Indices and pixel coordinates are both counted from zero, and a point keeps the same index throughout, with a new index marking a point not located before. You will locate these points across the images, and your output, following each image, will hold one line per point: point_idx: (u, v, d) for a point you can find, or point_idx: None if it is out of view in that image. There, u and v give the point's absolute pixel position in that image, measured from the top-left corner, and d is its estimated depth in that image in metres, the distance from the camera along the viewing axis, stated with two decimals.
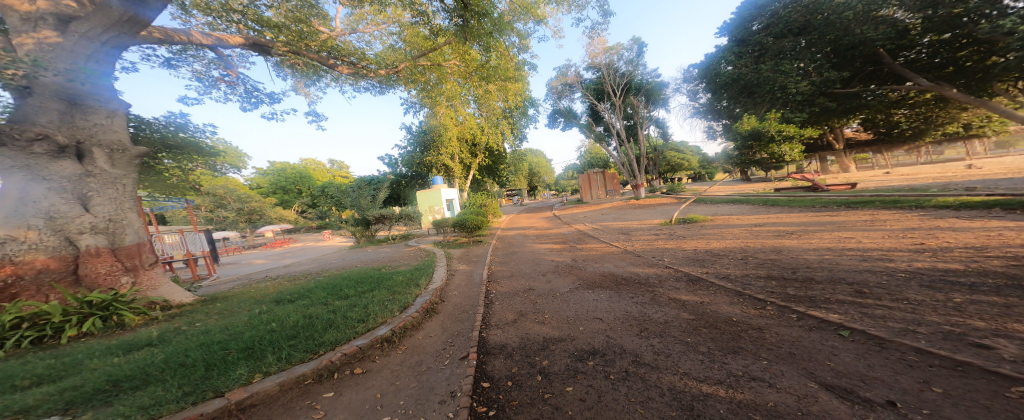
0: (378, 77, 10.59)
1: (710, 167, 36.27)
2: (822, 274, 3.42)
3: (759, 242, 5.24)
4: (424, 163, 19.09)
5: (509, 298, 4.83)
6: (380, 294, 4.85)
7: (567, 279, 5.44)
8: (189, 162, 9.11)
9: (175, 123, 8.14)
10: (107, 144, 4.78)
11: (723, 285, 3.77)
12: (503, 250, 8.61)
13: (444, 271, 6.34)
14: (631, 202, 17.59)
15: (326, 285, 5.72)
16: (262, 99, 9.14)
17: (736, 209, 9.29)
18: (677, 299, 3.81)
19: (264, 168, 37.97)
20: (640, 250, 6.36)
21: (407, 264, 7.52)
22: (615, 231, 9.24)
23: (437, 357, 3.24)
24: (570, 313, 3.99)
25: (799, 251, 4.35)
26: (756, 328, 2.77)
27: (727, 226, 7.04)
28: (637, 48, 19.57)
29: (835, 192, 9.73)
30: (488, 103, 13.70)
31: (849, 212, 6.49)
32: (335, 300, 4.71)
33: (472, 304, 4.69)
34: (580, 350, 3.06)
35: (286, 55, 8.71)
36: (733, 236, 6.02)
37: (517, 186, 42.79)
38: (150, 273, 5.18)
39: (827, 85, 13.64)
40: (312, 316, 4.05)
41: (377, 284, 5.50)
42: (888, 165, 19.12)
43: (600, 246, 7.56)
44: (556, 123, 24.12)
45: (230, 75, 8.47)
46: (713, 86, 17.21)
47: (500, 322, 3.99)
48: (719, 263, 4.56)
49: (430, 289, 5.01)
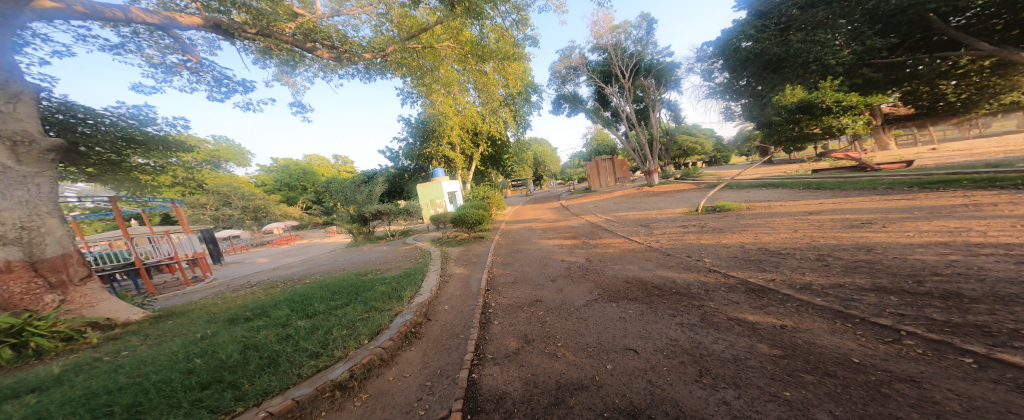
0: (363, 61, 9.59)
1: (725, 150, 34.60)
2: (972, 288, 2.31)
3: (827, 235, 4.11)
4: (424, 155, 18.17)
5: (510, 316, 3.84)
6: (352, 312, 3.90)
7: (582, 286, 4.43)
8: (159, 158, 8.17)
9: (128, 115, 7.12)
10: (8, 134, 3.89)
11: (808, 301, 2.69)
12: (507, 248, 7.58)
13: (435, 278, 5.37)
14: (645, 190, 16.43)
15: (295, 296, 4.82)
16: (233, 87, 8.32)
17: (772, 194, 8.07)
18: (742, 319, 2.76)
19: (269, 165, 37.56)
20: (669, 247, 5.25)
21: (397, 267, 6.58)
22: (634, 222, 8.15)
23: (406, 416, 2.25)
24: (590, 343, 2.96)
25: (902, 250, 3.20)
26: (907, 380, 1.70)
27: (773, 215, 5.86)
28: (647, 24, 17.90)
29: (889, 171, 8.40)
30: (488, 89, 12.71)
31: (929, 196, 5.27)
32: (296, 319, 3.75)
33: (464, 325, 3.69)
34: (614, 411, 2.03)
35: (255, 38, 7.90)
36: (786, 227, 4.88)
37: (523, 176, 41.77)
38: (84, 289, 4.16)
39: (870, 54, 11.99)
40: (257, 341, 3.11)
41: (354, 296, 4.53)
42: (934, 141, 17.14)
43: (618, 242, 6.46)
44: (561, 110, 22.70)
45: (193, 62, 7.70)
46: (732, 63, 15.73)
47: (497, 355, 3.00)
48: (786, 265, 3.47)
49: (413, 305, 4.03)
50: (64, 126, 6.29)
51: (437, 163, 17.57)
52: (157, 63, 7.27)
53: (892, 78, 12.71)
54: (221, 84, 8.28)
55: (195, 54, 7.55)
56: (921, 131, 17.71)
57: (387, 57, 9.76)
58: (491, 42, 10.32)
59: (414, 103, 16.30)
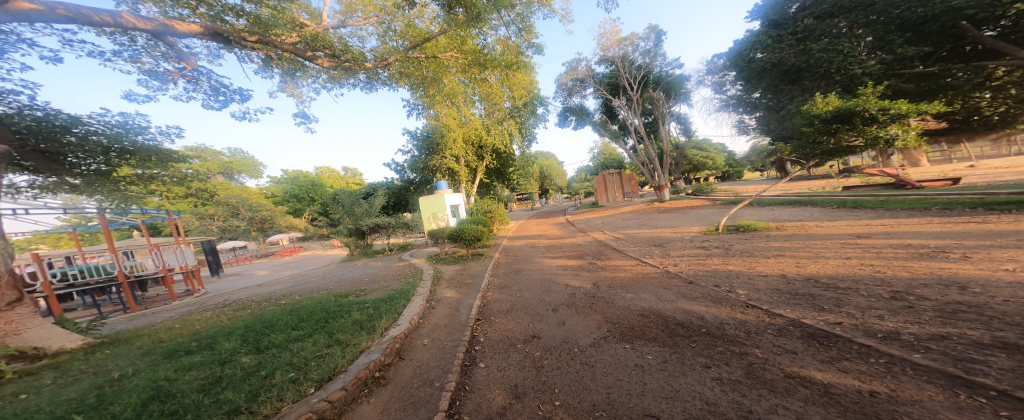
0: (365, 71, 9.25)
1: (737, 165, 33.69)
2: None
3: (892, 266, 3.36)
4: (429, 167, 17.78)
5: (502, 358, 3.14)
6: (310, 348, 3.25)
7: (589, 319, 3.72)
8: (152, 171, 7.57)
9: (114, 124, 6.40)
10: None
11: (904, 358, 1.97)
12: (506, 268, 6.88)
13: (420, 303, 4.69)
14: (655, 205, 15.66)
15: (256, 323, 4.20)
16: (231, 96, 7.84)
17: (802, 212, 7.33)
18: (807, 377, 2.03)
19: (279, 177, 37.96)
20: (691, 273, 4.52)
21: (383, 288, 5.95)
22: (647, 241, 7.43)
23: None
24: (598, 405, 2.23)
25: (1013, 291, 2.47)
26: None
27: (811, 237, 5.11)
28: (655, 36, 17.61)
29: (932, 190, 7.58)
30: (493, 100, 12.37)
31: (1004, 219, 4.49)
32: (242, 356, 3.11)
33: (442, 369, 3.00)
34: None
35: (256, 48, 7.51)
36: (834, 252, 4.14)
37: (530, 189, 41.24)
38: (11, 314, 3.62)
39: (900, 63, 11.20)
40: (175, 388, 2.47)
41: (320, 326, 3.90)
42: (971, 158, 15.85)
43: (629, 263, 5.75)
44: (568, 122, 22.34)
45: (189, 69, 7.14)
46: (747, 74, 15.25)
47: (475, 417, 2.29)
48: (851, 304, 2.73)
49: (384, 341, 3.36)
50: (44, 135, 5.59)
51: (442, 175, 17.08)
52: (149, 72, 6.64)
53: (925, 90, 11.40)
54: (218, 92, 7.77)
55: (191, 62, 7.00)
56: (954, 149, 16.57)
57: (390, 67, 9.30)
58: (495, 52, 10.00)
59: (419, 114, 16.13)
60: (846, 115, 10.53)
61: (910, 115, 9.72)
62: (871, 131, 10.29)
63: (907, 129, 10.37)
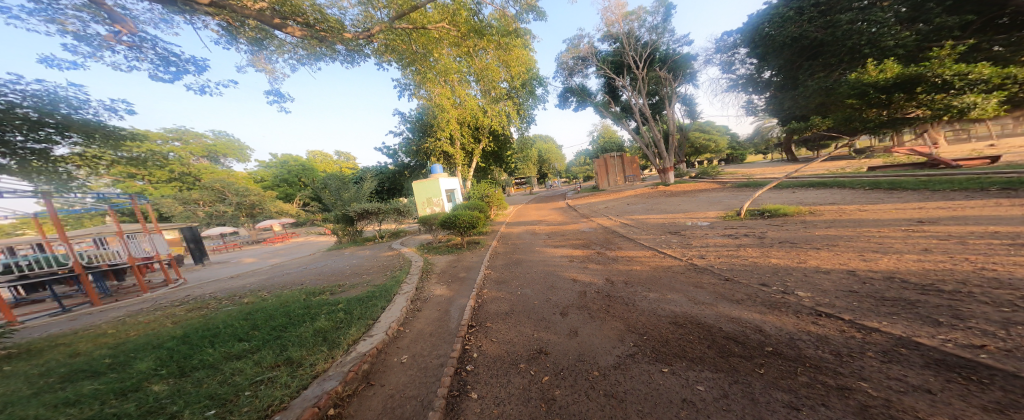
0: (346, 44, 7.92)
1: (740, 148, 32.84)
2: None
3: (1001, 263, 2.62)
4: (421, 151, 16.71)
5: (501, 385, 2.39)
6: (250, 374, 2.49)
7: (609, 328, 3.00)
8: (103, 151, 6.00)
9: (36, 94, 4.73)
10: None
11: None
12: (503, 258, 6.11)
13: (402, 304, 3.90)
14: (659, 189, 14.97)
15: (196, 332, 3.42)
16: (186, 68, 6.62)
17: (832, 196, 6.60)
18: None
19: (268, 161, 36.46)
20: (725, 268, 3.81)
21: (364, 284, 5.18)
22: (660, 227, 6.71)
23: None
24: None
25: None
26: None
27: (861, 224, 4.36)
28: (664, 10, 16.30)
29: (973, 169, 6.85)
30: (489, 79, 11.32)
31: None
32: (156, 389, 2.37)
33: (421, 401, 2.26)
34: None
35: (216, 13, 6.35)
36: (903, 244, 3.39)
37: (528, 173, 40.27)
38: None
39: (938, 34, 9.98)
40: None
41: (273, 338, 3.12)
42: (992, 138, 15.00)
43: (644, 254, 5.04)
44: (568, 104, 21.22)
45: (129, 34, 5.82)
46: (763, 50, 14.28)
47: None
48: (985, 317, 1.99)
49: (349, 361, 2.61)
50: None
51: (435, 159, 16.07)
52: (79, 35, 5.41)
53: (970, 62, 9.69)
54: (169, 62, 6.52)
55: (129, 25, 5.66)
56: (975, 129, 15.68)
57: (376, 39, 8.10)
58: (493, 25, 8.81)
59: (411, 95, 14.96)
60: (909, 81, 8.99)
61: (994, 80, 8.16)
62: (940, 99, 8.80)
63: (988, 97, 8.30)
